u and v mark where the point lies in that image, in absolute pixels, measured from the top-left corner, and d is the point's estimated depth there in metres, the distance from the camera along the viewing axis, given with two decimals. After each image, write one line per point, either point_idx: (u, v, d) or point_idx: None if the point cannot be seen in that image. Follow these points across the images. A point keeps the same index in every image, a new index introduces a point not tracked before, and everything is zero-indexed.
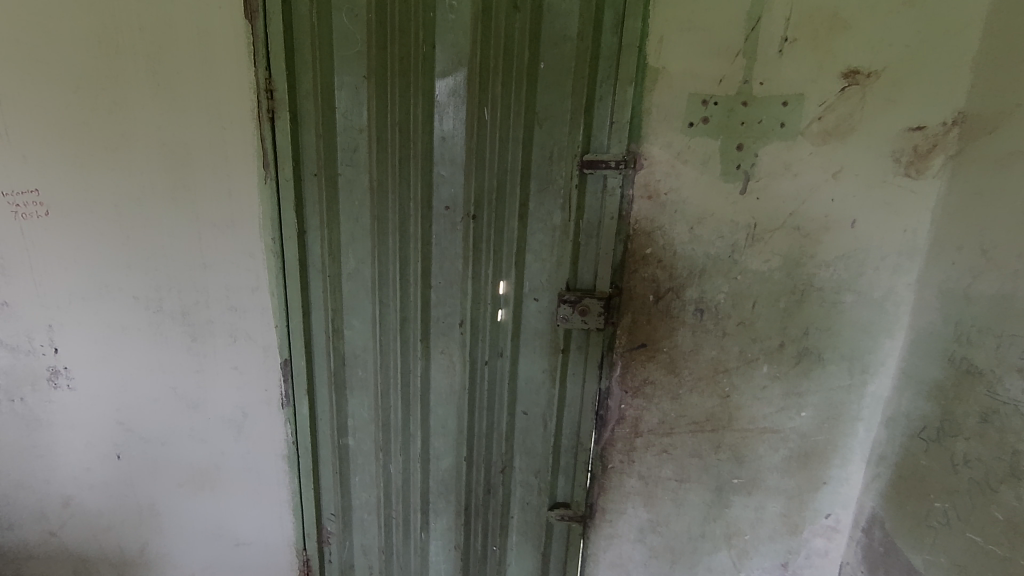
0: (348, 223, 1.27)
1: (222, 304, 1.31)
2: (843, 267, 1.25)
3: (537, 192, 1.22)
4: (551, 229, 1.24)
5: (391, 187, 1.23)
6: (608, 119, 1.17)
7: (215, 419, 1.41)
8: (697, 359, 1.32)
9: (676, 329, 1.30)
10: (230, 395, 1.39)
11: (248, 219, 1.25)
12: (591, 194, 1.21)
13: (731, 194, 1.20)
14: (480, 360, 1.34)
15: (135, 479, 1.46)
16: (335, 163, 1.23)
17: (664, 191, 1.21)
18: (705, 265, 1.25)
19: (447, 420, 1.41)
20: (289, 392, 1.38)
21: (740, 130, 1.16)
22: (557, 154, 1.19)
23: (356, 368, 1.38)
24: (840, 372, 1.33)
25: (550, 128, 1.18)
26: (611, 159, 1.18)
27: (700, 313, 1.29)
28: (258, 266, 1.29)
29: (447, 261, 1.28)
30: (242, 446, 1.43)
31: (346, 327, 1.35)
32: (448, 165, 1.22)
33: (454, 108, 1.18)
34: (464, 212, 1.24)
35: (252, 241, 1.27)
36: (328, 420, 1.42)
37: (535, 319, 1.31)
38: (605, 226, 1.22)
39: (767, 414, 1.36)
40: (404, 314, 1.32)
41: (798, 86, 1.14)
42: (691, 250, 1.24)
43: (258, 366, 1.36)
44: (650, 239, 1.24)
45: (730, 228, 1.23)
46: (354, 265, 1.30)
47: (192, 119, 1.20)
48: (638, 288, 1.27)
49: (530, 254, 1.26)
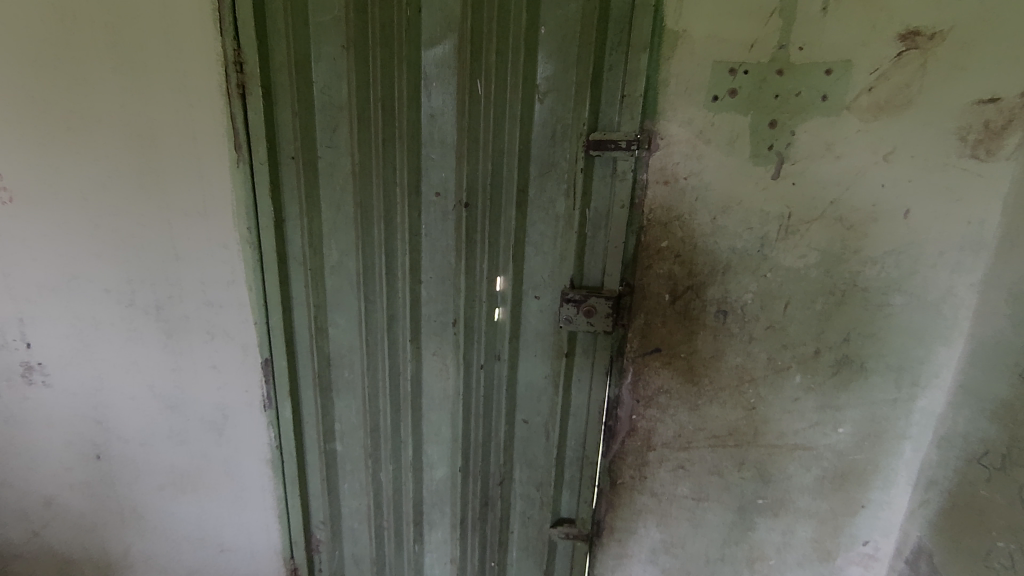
0: (329, 211, 1.15)
1: (196, 299, 1.21)
2: (893, 264, 1.08)
3: (537, 177, 1.08)
4: (553, 219, 1.10)
5: (374, 172, 1.10)
6: (618, 92, 1.01)
7: (195, 421, 1.32)
8: (718, 367, 1.17)
9: (696, 332, 1.15)
10: (210, 395, 1.30)
11: (222, 208, 1.14)
12: (598, 179, 1.07)
13: (762, 179, 1.04)
14: (475, 364, 1.22)
15: (117, 480, 1.39)
16: (314, 145, 1.11)
17: (683, 176, 1.05)
18: (729, 261, 1.10)
19: (441, 427, 1.30)
20: (270, 394, 1.28)
21: (774, 104, 0.99)
22: (561, 134, 1.05)
23: (342, 369, 1.28)
24: (885, 384, 1.16)
25: (551, 104, 1.04)
26: (622, 138, 1.02)
27: (723, 315, 1.13)
28: (234, 258, 1.17)
29: (437, 254, 1.15)
30: (224, 449, 1.35)
31: (330, 325, 1.24)
32: (438, 147, 1.08)
33: (443, 82, 1.05)
34: (456, 200, 1.10)
35: (227, 231, 1.16)
36: (315, 424, 1.32)
37: (536, 320, 1.18)
38: (615, 216, 1.07)
39: (798, 429, 1.21)
40: (392, 312, 1.20)
41: (846, 51, 0.96)
42: (714, 244, 1.09)
43: (237, 365, 1.26)
44: (667, 232, 1.09)
45: (760, 219, 1.07)
46: (338, 257, 1.18)
47: (160, 98, 1.09)
48: (652, 287, 1.12)
49: (530, 247, 1.13)
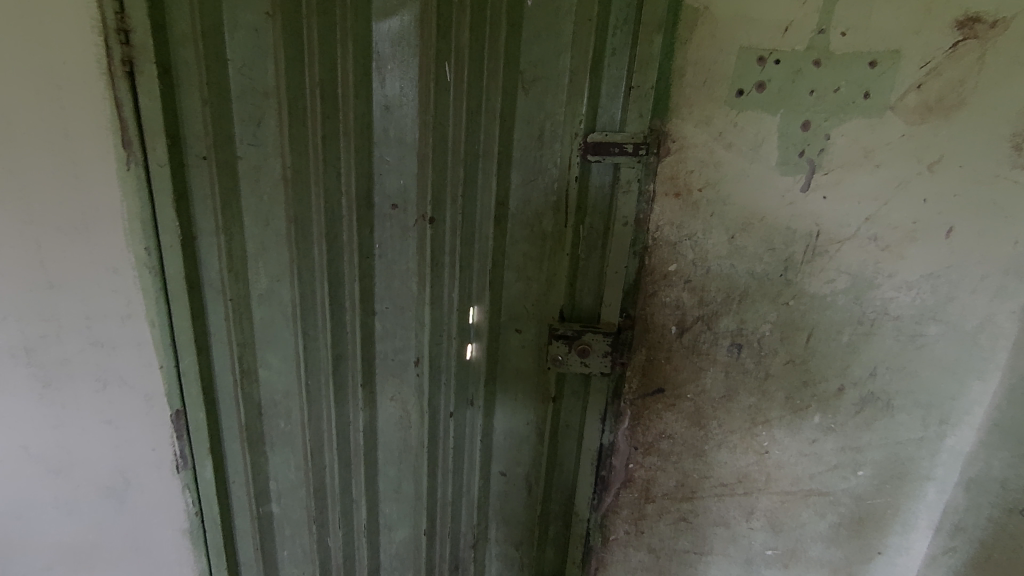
0: (255, 227, 0.90)
1: (81, 338, 0.94)
2: (930, 289, 0.92)
3: (520, 187, 0.88)
4: (539, 237, 0.90)
5: (314, 178, 0.85)
6: (622, 83, 0.82)
7: (87, 487, 1.05)
8: (728, 409, 1.01)
9: (705, 370, 0.98)
10: (105, 456, 1.03)
11: (108, 224, 0.87)
12: (594, 190, 0.88)
13: (789, 191, 0.87)
14: (443, 412, 1.01)
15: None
16: (232, 141, 0.85)
17: (697, 188, 0.87)
18: (747, 287, 0.92)
19: (401, 482, 1.08)
20: (184, 452, 1.03)
21: (808, 102, 0.82)
22: (550, 135, 0.85)
23: (276, 419, 1.04)
24: (912, 423, 1.01)
25: (539, 97, 0.84)
26: (628, 140, 0.83)
27: (737, 349, 0.96)
28: (128, 286, 0.91)
29: (396, 279, 0.93)
30: (126, 519, 1.08)
31: (260, 367, 1.00)
32: (394, 148, 0.85)
33: (401, 63, 0.81)
34: (418, 213, 0.87)
35: (116, 253, 0.89)
36: (244, 484, 1.08)
37: (516, 357, 0.99)
38: (614, 234, 0.89)
39: (815, 474, 1.06)
40: (339, 351, 0.97)
41: (895, 40, 0.80)
42: (730, 267, 0.91)
43: (140, 419, 1.00)
44: (675, 253, 0.90)
45: (785, 238, 0.89)
46: (268, 284, 0.94)
47: (8, 72, 0.78)
48: (657, 318, 0.95)
49: (511, 270, 0.94)
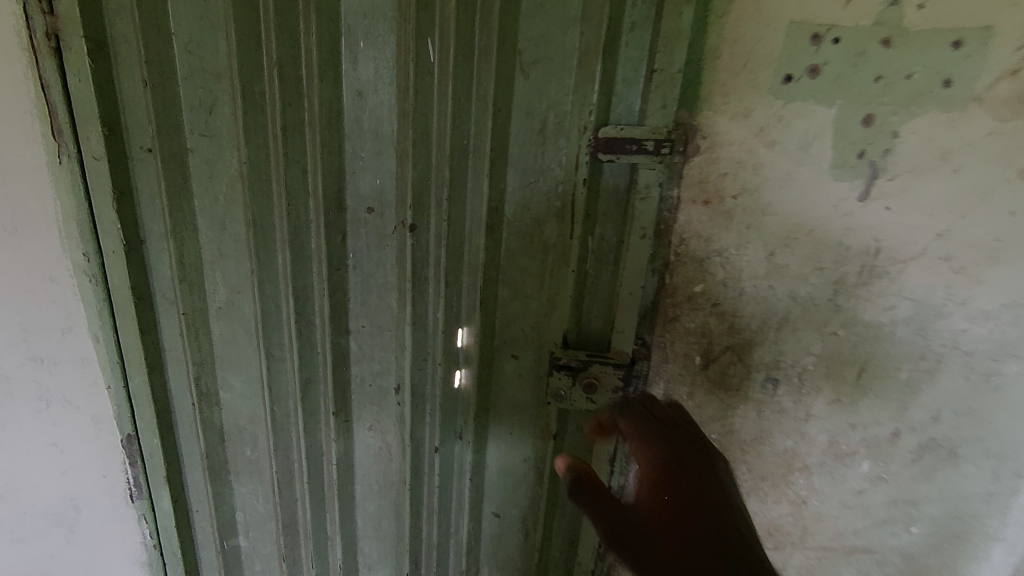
0: (210, 230, 0.77)
1: (16, 352, 0.83)
2: (1017, 317, 0.70)
3: (518, 190, 0.74)
4: (541, 251, 0.76)
5: (277, 177, 0.72)
6: (643, 66, 0.67)
7: (31, 516, 0.94)
8: (759, 452, 0.86)
9: (733, 407, 0.84)
10: (49, 483, 0.92)
11: (42, 224, 0.76)
12: (606, 196, 0.73)
13: (844, 200, 0.71)
14: (427, 446, 0.87)
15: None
16: (180, 130, 0.73)
17: (731, 194, 0.72)
18: (788, 313, 0.77)
19: (381, 521, 0.95)
20: (138, 480, 0.92)
21: (873, 91, 0.66)
22: (555, 128, 0.71)
23: (241, 446, 0.92)
24: (980, 477, 0.79)
25: (541, 81, 0.69)
26: (648, 136, 0.69)
27: (772, 384, 0.81)
28: (68, 295, 0.80)
29: (373, 295, 0.80)
30: (78, 550, 0.98)
31: (222, 389, 0.88)
32: (369, 141, 0.72)
33: (375, 38, 0.67)
34: (397, 219, 0.74)
35: (53, 257, 0.78)
36: (206, 516, 0.96)
37: (511, 387, 0.85)
38: (628, 249, 0.75)
39: (860, 528, 0.88)
40: (308, 374, 0.84)
41: (987, 13, 0.61)
42: (768, 289, 0.76)
43: (88, 442, 0.89)
44: (703, 272, 0.77)
45: (837, 256, 0.73)
46: (226, 296, 0.81)
47: None
48: (678, 346, 0.81)
49: (507, 287, 0.79)
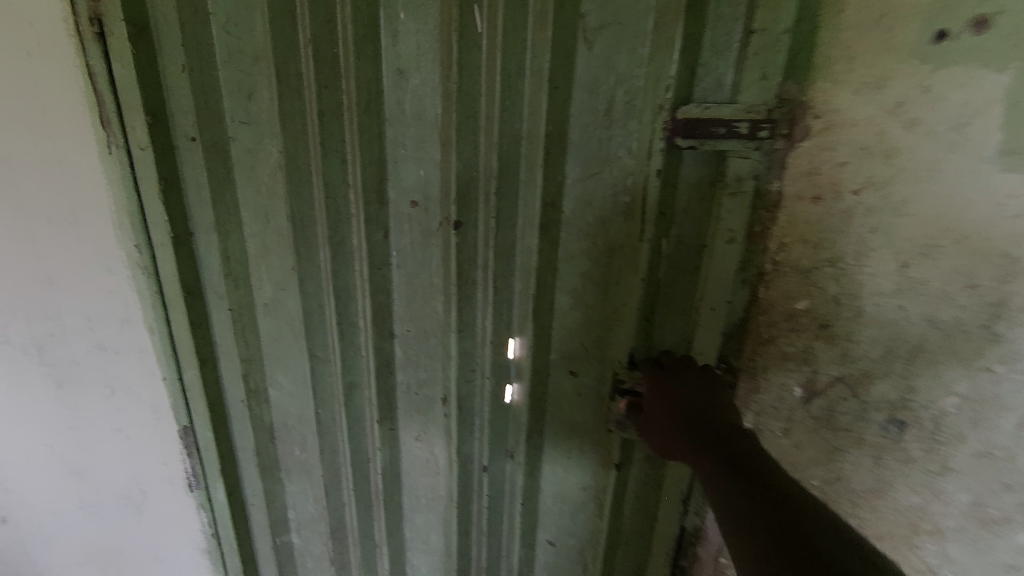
0: (256, 223, 0.74)
1: (85, 339, 0.85)
2: None
3: (578, 183, 0.63)
4: (605, 254, 0.65)
5: (316, 167, 0.67)
6: (738, 27, 0.55)
7: (108, 493, 0.99)
8: (876, 508, 0.69)
9: (841, 450, 0.68)
10: (121, 465, 0.96)
11: (99, 216, 0.76)
12: (685, 190, 0.62)
13: (1016, 196, 0.50)
14: (476, 464, 0.80)
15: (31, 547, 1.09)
16: (223, 119, 0.69)
17: (850, 189, 0.57)
18: (922, 339, 0.59)
19: (430, 534, 0.89)
20: (194, 471, 0.92)
21: None
22: (624, 107, 0.59)
23: (290, 445, 0.89)
24: None
25: (608, 51, 0.58)
26: (742, 116, 0.57)
27: (896, 428, 0.64)
28: (126, 287, 0.80)
29: (419, 297, 0.73)
30: (148, 529, 1.01)
31: (270, 387, 0.85)
32: (412, 127, 0.65)
33: (417, 9, 0.60)
34: (443, 214, 0.67)
35: (111, 249, 0.78)
36: (261, 511, 0.95)
37: (569, 407, 0.74)
38: (711, 256, 0.64)
39: None
40: (353, 377, 0.80)
41: None
42: (896, 308, 0.59)
43: (150, 430, 0.91)
44: (808, 285, 0.62)
45: (1000, 268, 0.52)
46: (272, 292, 0.77)
47: None
48: (771, 372, 0.68)
49: (565, 295, 0.69)
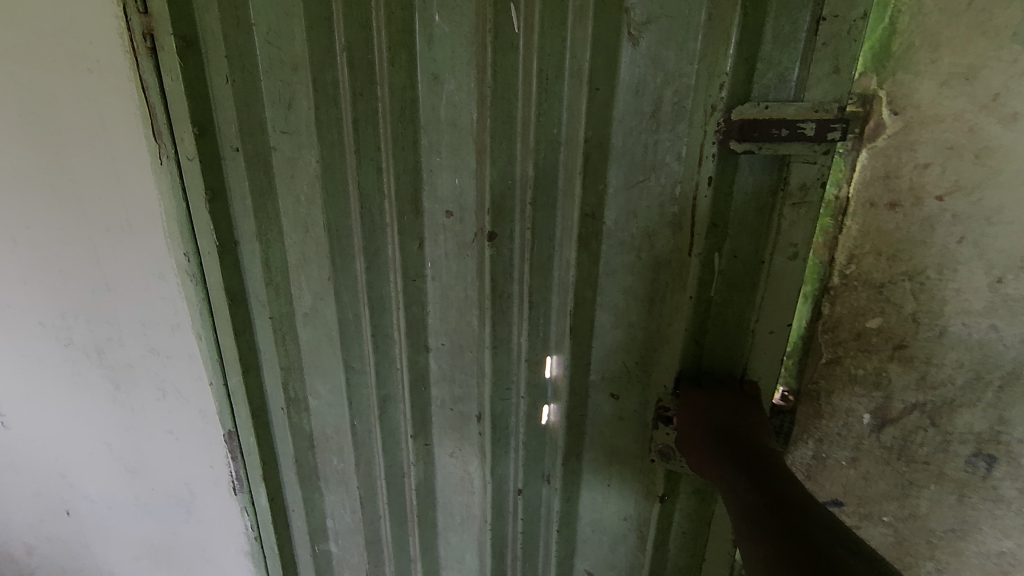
0: (294, 231, 0.73)
1: (139, 344, 0.88)
2: None
3: (621, 191, 0.59)
4: (652, 266, 0.60)
5: (353, 176, 0.66)
6: (807, 14, 0.48)
7: (160, 492, 1.02)
8: (959, 551, 0.62)
9: (917, 486, 0.61)
10: (171, 466, 0.98)
11: (151, 224, 0.78)
12: (739, 200, 0.55)
13: None
14: (510, 486, 0.77)
15: (92, 540, 1.14)
16: (264, 128, 0.69)
17: (935, 194, 0.50)
18: (1018, 367, 0.53)
19: (464, 553, 0.86)
20: (239, 475, 0.94)
21: None
22: (672, 109, 0.54)
23: (328, 455, 0.89)
24: None
25: (654, 47, 0.53)
26: (811, 115, 0.49)
27: (984, 463, 0.57)
28: (175, 294, 0.82)
29: (454, 310, 0.71)
30: (196, 529, 1.04)
31: (310, 396, 0.85)
32: (447, 133, 0.63)
33: (451, 10, 0.57)
34: (477, 225, 0.64)
35: (161, 256, 0.80)
36: (300, 517, 0.95)
37: (609, 433, 0.70)
38: (771, 274, 0.56)
39: None
40: (388, 390, 0.79)
41: None
42: (987, 329, 0.53)
43: (198, 433, 0.93)
44: (882, 301, 0.55)
45: None
46: (311, 301, 0.77)
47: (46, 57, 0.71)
48: (837, 398, 0.61)
49: (606, 313, 0.64)
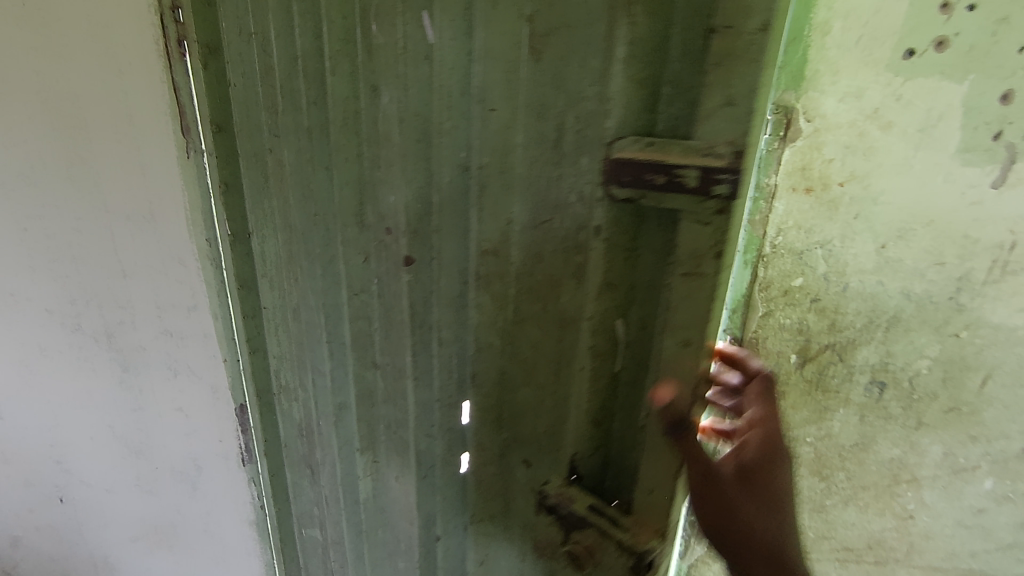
0: (284, 231, 0.94)
1: (153, 327, 1.07)
2: None
3: (527, 227, 0.62)
4: (558, 325, 0.63)
5: (314, 180, 0.86)
6: (700, 29, 0.48)
7: (162, 470, 1.16)
8: (862, 461, 0.80)
9: (830, 410, 0.78)
10: (176, 441, 1.14)
11: (173, 216, 1.01)
12: (649, 258, 0.57)
13: (975, 185, 0.64)
14: (434, 531, 0.88)
15: (76, 530, 1.24)
16: (265, 138, 0.91)
17: (837, 181, 0.67)
18: (898, 311, 0.71)
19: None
20: (245, 446, 1.12)
21: (1015, 62, 0.59)
22: (574, 138, 0.56)
23: (313, 442, 1.03)
24: None
25: (557, 64, 0.56)
26: (693, 161, 0.49)
27: (878, 388, 0.75)
28: (191, 277, 1.03)
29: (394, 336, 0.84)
30: (198, 503, 1.19)
31: (290, 384, 1.04)
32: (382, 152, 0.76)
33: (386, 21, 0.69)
34: (399, 252, 0.79)
35: (182, 247, 1.03)
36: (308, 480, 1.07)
37: (523, 500, 0.73)
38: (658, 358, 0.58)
39: (983, 553, 0.81)
40: (341, 399, 0.96)
41: None
42: (876, 284, 0.70)
43: (208, 407, 1.11)
44: (802, 265, 0.72)
45: (962, 248, 0.66)
46: (298, 299, 0.96)
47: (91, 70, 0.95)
48: (770, 344, 0.77)
49: (513, 359, 0.69)
